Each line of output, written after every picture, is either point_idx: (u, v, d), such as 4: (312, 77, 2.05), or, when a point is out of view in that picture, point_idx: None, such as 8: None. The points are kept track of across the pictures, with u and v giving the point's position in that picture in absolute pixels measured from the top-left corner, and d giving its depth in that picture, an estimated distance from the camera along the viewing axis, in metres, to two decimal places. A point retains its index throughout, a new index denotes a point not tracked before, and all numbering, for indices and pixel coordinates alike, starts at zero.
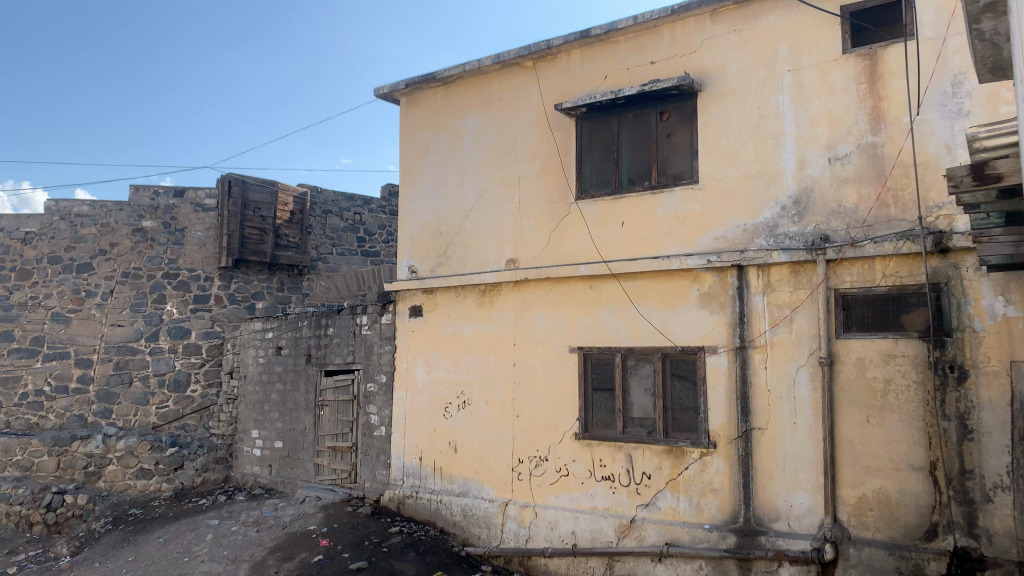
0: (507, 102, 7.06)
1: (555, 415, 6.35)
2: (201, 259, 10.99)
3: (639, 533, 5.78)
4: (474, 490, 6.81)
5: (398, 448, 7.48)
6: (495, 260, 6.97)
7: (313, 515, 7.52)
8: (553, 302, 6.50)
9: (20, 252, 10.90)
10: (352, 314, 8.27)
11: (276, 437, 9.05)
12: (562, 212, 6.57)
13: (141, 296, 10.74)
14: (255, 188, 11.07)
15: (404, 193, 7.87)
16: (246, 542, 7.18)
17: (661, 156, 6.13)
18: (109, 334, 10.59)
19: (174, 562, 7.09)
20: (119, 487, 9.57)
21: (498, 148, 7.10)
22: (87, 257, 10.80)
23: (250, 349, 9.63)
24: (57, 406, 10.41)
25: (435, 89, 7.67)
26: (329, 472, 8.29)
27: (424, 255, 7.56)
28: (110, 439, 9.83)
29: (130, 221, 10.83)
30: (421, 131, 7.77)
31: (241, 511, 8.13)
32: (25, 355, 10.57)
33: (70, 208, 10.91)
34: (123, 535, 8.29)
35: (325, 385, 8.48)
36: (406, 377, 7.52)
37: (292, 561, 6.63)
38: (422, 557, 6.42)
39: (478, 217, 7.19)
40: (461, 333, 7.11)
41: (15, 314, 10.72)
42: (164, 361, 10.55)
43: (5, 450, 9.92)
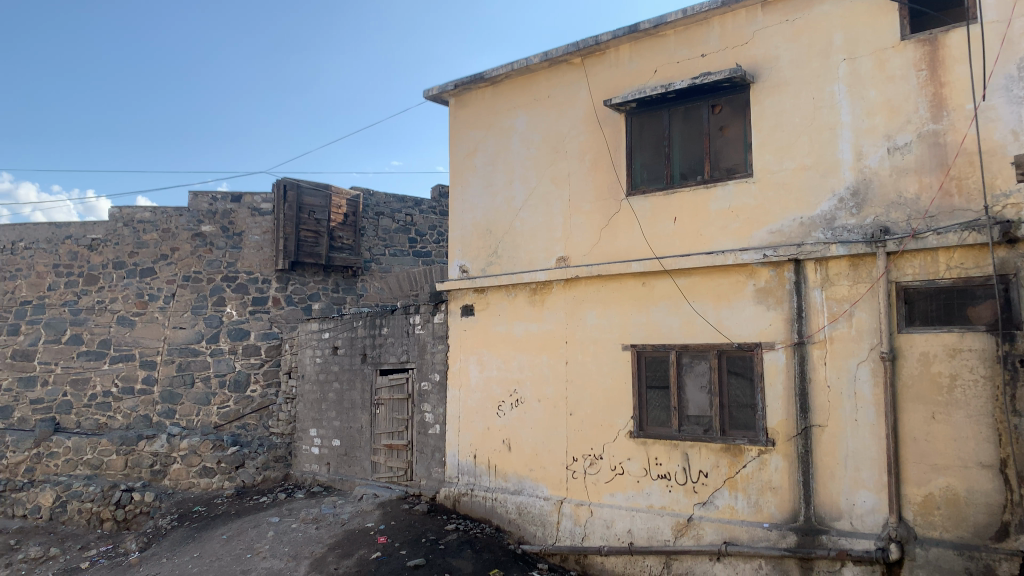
0: (556, 99, 7.05)
1: (609, 414, 6.32)
2: (258, 262, 11.23)
3: (697, 531, 5.72)
4: (529, 488, 6.82)
5: (452, 446, 7.54)
6: (546, 258, 6.96)
7: (370, 513, 7.63)
8: (605, 300, 6.46)
9: (87, 258, 11.28)
10: (405, 314, 8.36)
11: (333, 436, 9.19)
12: (613, 209, 6.53)
13: (202, 299, 11.06)
14: (309, 191, 11.27)
15: (454, 193, 7.92)
16: (307, 539, 7.32)
17: (714, 150, 6.05)
18: (172, 336, 10.92)
19: (237, 558, 7.27)
20: (184, 485, 9.85)
21: (547, 147, 7.10)
22: (150, 262, 11.16)
23: (307, 349, 9.81)
24: (123, 407, 10.75)
25: (483, 88, 7.70)
26: (385, 470, 8.40)
27: (474, 255, 7.60)
28: (175, 438, 10.13)
29: (189, 226, 11.17)
30: (470, 131, 7.82)
31: (301, 509, 8.28)
32: (93, 357, 10.94)
33: (133, 215, 11.26)
34: (188, 532, 8.53)
35: (381, 384, 8.60)
36: (459, 375, 7.57)
37: (351, 557, 6.74)
38: (479, 555, 6.45)
39: (528, 216, 7.19)
40: (512, 331, 7.12)
41: (84, 318, 11.10)
42: (224, 362, 10.82)
43: (76, 449, 10.31)
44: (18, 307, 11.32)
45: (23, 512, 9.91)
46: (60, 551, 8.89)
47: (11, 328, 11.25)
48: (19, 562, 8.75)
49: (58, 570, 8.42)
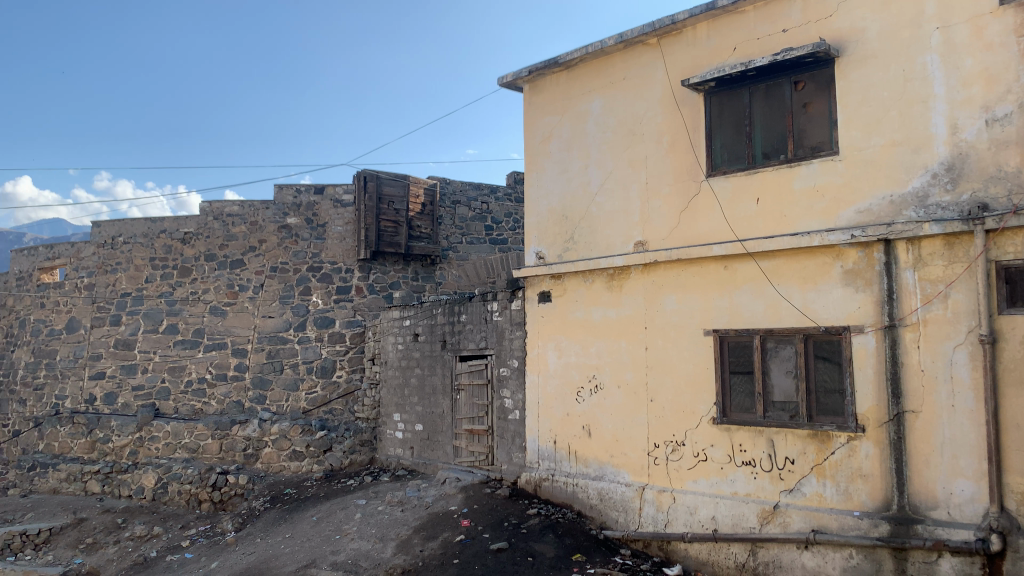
0: (631, 81, 6.96)
1: (691, 400, 6.23)
2: (341, 253, 11.52)
3: (784, 519, 5.61)
4: (610, 474, 6.80)
5: (533, 432, 7.58)
6: (623, 244, 6.90)
7: (453, 496, 7.76)
8: (685, 284, 6.36)
9: (180, 251, 11.79)
10: (483, 301, 8.44)
11: (416, 421, 9.37)
12: (692, 191, 6.42)
13: (289, 289, 11.41)
14: (389, 182, 11.46)
15: (530, 180, 7.93)
16: (393, 522, 7.50)
17: (797, 127, 5.86)
18: (261, 324, 11.33)
19: (327, 539, 7.51)
20: (275, 468, 10.22)
21: (624, 130, 7.02)
22: (239, 254, 11.59)
23: (390, 336, 10.02)
24: (217, 393, 11.21)
25: (557, 73, 7.67)
26: (467, 454, 8.51)
27: (551, 241, 7.59)
28: (265, 424, 10.52)
29: (276, 219, 11.53)
30: (544, 117, 7.81)
31: (386, 492, 8.49)
32: (188, 346, 11.45)
33: (222, 209, 11.69)
34: (280, 513, 8.86)
35: (460, 369, 8.72)
36: (538, 361, 7.60)
37: (435, 540, 6.88)
38: (561, 540, 6.49)
39: (605, 200, 7.14)
40: (590, 317, 7.09)
41: (179, 308, 11.63)
42: (312, 350, 11.15)
43: (175, 433, 10.84)
44: (118, 299, 11.96)
45: (128, 492, 10.49)
46: (163, 529, 9.38)
47: (113, 318, 11.92)
48: (126, 540, 9.28)
49: (162, 548, 8.89)
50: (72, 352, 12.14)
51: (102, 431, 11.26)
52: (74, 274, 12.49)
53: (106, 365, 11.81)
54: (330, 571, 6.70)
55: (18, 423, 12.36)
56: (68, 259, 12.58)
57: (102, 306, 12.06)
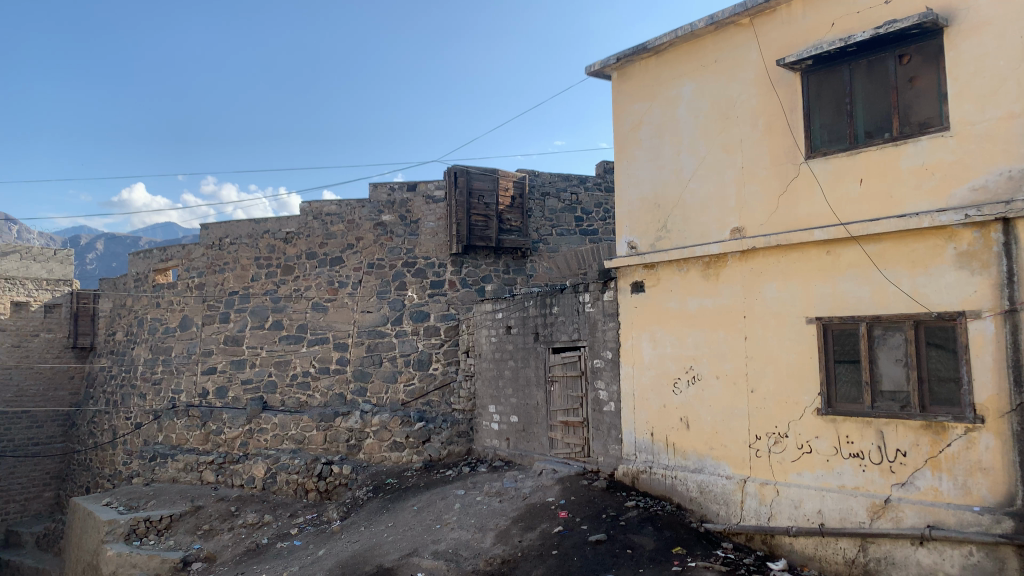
0: (723, 64, 6.78)
1: (794, 390, 6.04)
2: (434, 248, 11.63)
3: (896, 514, 5.38)
4: (710, 467, 6.67)
5: (629, 424, 7.51)
6: (719, 231, 6.73)
7: (550, 488, 7.78)
8: (785, 271, 6.16)
9: (283, 251, 12.30)
10: (575, 293, 8.42)
11: (511, 412, 9.43)
12: (791, 174, 6.21)
13: (386, 284, 11.67)
14: (479, 176, 11.57)
15: (620, 169, 7.84)
16: (491, 512, 7.59)
17: (903, 103, 5.58)
18: (360, 319, 11.63)
19: (428, 528, 7.68)
20: (376, 458, 10.48)
21: (717, 113, 6.85)
22: (337, 251, 11.95)
23: (483, 329, 10.13)
24: (321, 386, 11.59)
25: (646, 59, 7.55)
26: (563, 446, 8.52)
27: (643, 230, 7.49)
28: (367, 415, 10.82)
29: (372, 217, 11.83)
30: (633, 104, 7.70)
31: (484, 482, 8.59)
32: (293, 341, 11.93)
33: (320, 208, 12.09)
34: (382, 502, 9.12)
35: (554, 361, 8.73)
36: (633, 352, 7.52)
37: (534, 531, 6.92)
38: (660, 532, 6.42)
39: (699, 187, 6.99)
40: (686, 307, 6.96)
41: (283, 305, 12.12)
42: (409, 343, 11.31)
43: (282, 425, 11.27)
44: (227, 297, 12.60)
45: (240, 482, 11.02)
46: (273, 517, 9.80)
47: (223, 316, 12.57)
48: (240, 527, 9.74)
49: (273, 535, 9.31)
50: (186, 348, 12.83)
51: (215, 423, 11.87)
52: (186, 275, 13.21)
53: (217, 360, 12.43)
54: (432, 560, 6.84)
55: (139, 415, 13.15)
56: (180, 260, 13.31)
57: (212, 304, 12.74)
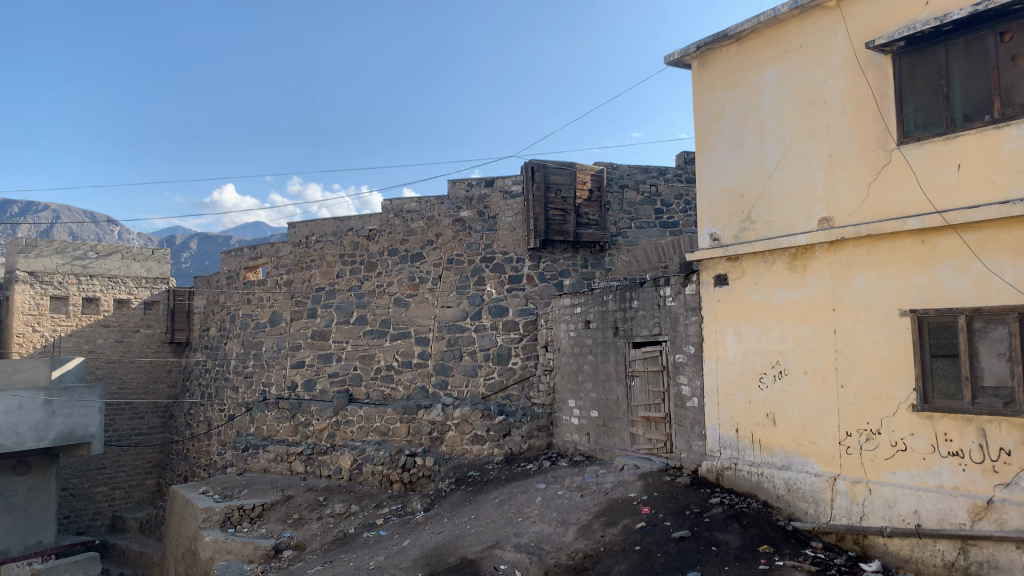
0: (809, 49, 6.57)
1: (887, 385, 5.82)
2: (512, 243, 11.60)
3: (999, 516, 5.12)
4: (798, 464, 6.49)
5: (713, 419, 7.38)
6: (806, 221, 6.53)
7: (632, 483, 7.71)
8: (876, 262, 5.93)
9: (366, 248, 12.61)
10: (656, 286, 8.33)
11: (592, 407, 9.38)
12: (882, 161, 5.97)
13: (465, 280, 11.75)
14: (556, 170, 11.41)
15: (702, 159, 7.70)
16: (573, 506, 7.59)
17: (1005, 84, 5.30)
18: (441, 314, 11.77)
19: (510, 520, 7.74)
20: (458, 450, 10.60)
21: (802, 100, 6.64)
22: (418, 248, 12.15)
23: (562, 324, 10.12)
24: (404, 379, 11.80)
25: (727, 46, 7.40)
26: (645, 442, 8.42)
27: (726, 221, 7.34)
28: (448, 408, 10.95)
29: (450, 213, 11.95)
30: (715, 93, 7.55)
31: (565, 477, 8.59)
32: (377, 335, 12.20)
33: (402, 206, 12.33)
34: (465, 495, 9.24)
35: (634, 356, 8.66)
36: (716, 347, 7.38)
37: (616, 526, 6.89)
38: (746, 530, 6.28)
39: (784, 176, 6.80)
40: (772, 300, 6.79)
41: (367, 301, 12.42)
42: (488, 337, 11.35)
43: (367, 417, 11.57)
44: (314, 293, 13.02)
45: (328, 472, 11.37)
46: (359, 507, 10.05)
47: (310, 311, 12.98)
48: (328, 516, 10.03)
49: (359, 525, 9.56)
50: (276, 343, 13.30)
51: (303, 415, 12.28)
52: (275, 272, 13.67)
53: (305, 354, 12.84)
54: (514, 552, 6.89)
55: (232, 407, 13.69)
56: (269, 258, 13.79)
57: (300, 300, 13.17)
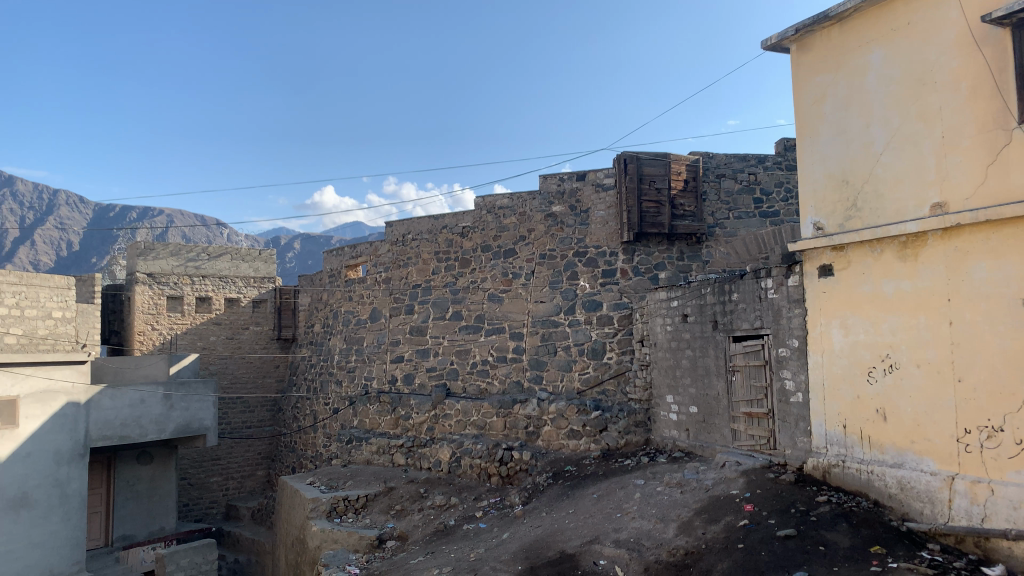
0: (918, 27, 6.25)
1: (1011, 380, 5.48)
2: (605, 236, 11.49)
3: None
4: (911, 462, 6.20)
5: (819, 415, 7.13)
6: (917, 207, 6.22)
7: (735, 480, 7.54)
8: (996, 249, 5.58)
9: (460, 244, 12.79)
10: (756, 279, 8.11)
11: (691, 403, 9.21)
12: (1001, 142, 5.61)
13: (558, 274, 11.74)
14: (649, 162, 11.22)
15: (803, 146, 7.45)
16: (673, 503, 7.48)
17: None
18: (535, 309, 11.81)
19: (609, 516, 7.70)
20: (555, 445, 10.63)
21: (911, 81, 6.32)
22: (511, 243, 12.23)
23: (658, 318, 9.99)
24: (499, 373, 11.91)
25: (829, 28, 7.12)
26: (747, 438, 8.21)
27: (830, 210, 7.08)
28: (544, 403, 10.99)
29: (542, 208, 11.97)
30: (816, 77, 7.28)
31: (664, 473, 8.48)
32: (472, 331, 12.36)
33: (494, 202, 12.45)
34: (563, 489, 9.26)
35: (735, 350, 8.45)
36: (821, 340, 7.13)
37: (718, 523, 6.75)
38: (856, 530, 6.04)
39: (892, 161, 6.49)
40: (880, 291, 6.50)
41: (462, 296, 12.61)
42: (582, 332, 11.31)
43: (465, 411, 11.74)
44: (411, 290, 13.31)
45: (428, 465, 11.63)
46: (459, 500, 10.23)
47: (408, 307, 13.27)
48: (429, 508, 10.25)
49: (459, 517, 9.74)
50: (376, 338, 13.67)
51: (404, 409, 12.60)
52: (374, 270, 14.06)
53: (403, 349, 13.15)
54: (614, 548, 6.85)
55: (336, 401, 14.16)
56: (368, 256, 14.18)
57: (398, 297, 13.49)
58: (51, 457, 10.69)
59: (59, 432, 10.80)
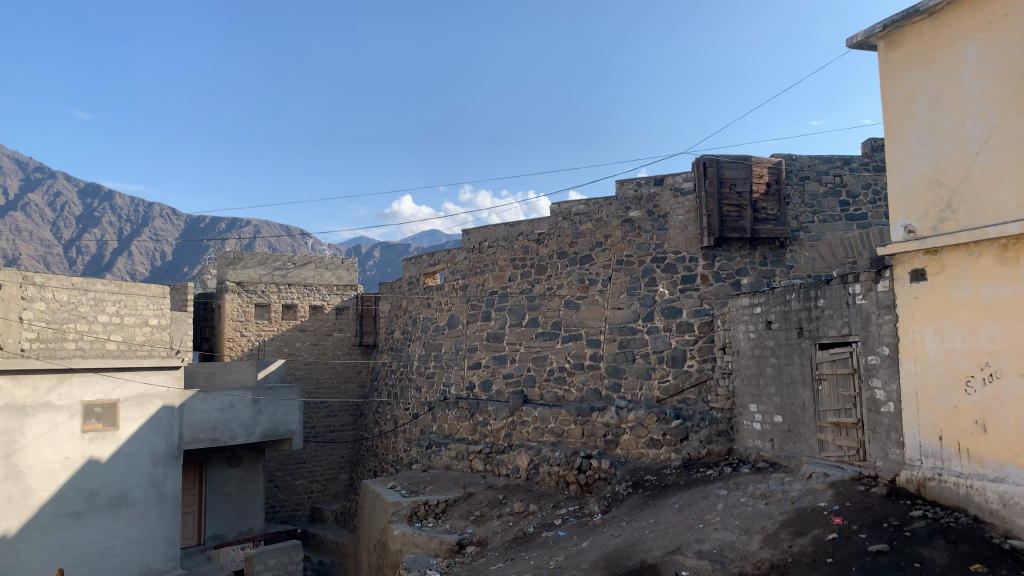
0: (1016, 18, 5.97)
1: None
2: (684, 242, 11.32)
3: None
4: (1014, 476, 5.87)
5: (913, 426, 6.84)
6: (1019, 208, 5.91)
7: (822, 492, 7.30)
8: None
9: (536, 251, 12.82)
10: (844, 284, 7.86)
11: (775, 412, 8.97)
12: None
13: (635, 281, 11.63)
14: (730, 165, 10.98)
15: (893, 146, 7.19)
16: (757, 514, 7.29)
17: None
18: (612, 316, 11.73)
19: (691, 526, 7.57)
20: (634, 454, 10.51)
21: (1010, 75, 6.03)
22: (587, 250, 12.19)
23: (741, 324, 9.78)
24: (576, 381, 11.87)
25: (919, 23, 6.85)
26: (834, 449, 7.94)
27: (923, 212, 6.80)
28: (622, 411, 10.89)
29: (619, 214, 11.88)
30: (906, 74, 7.01)
31: (748, 484, 8.28)
32: (549, 337, 12.36)
33: (570, 209, 12.44)
34: (643, 499, 9.16)
35: (822, 358, 8.19)
36: (914, 348, 6.85)
37: (805, 536, 6.55)
38: (954, 547, 5.76)
39: (990, 159, 6.20)
40: (978, 296, 6.20)
41: (539, 303, 12.63)
42: (661, 339, 11.16)
43: (542, 418, 11.75)
44: (487, 296, 13.41)
45: (507, 471, 11.68)
46: (538, 507, 10.23)
47: (485, 314, 13.37)
48: (508, 515, 10.29)
49: (538, 524, 9.75)
50: (454, 345, 13.82)
51: (482, 415, 12.69)
52: (451, 277, 14.22)
53: (481, 356, 13.25)
54: (696, 559, 6.74)
55: (416, 406, 14.38)
56: (446, 264, 14.36)
57: (475, 304, 13.61)
58: (148, 458, 11.19)
59: (155, 434, 11.30)
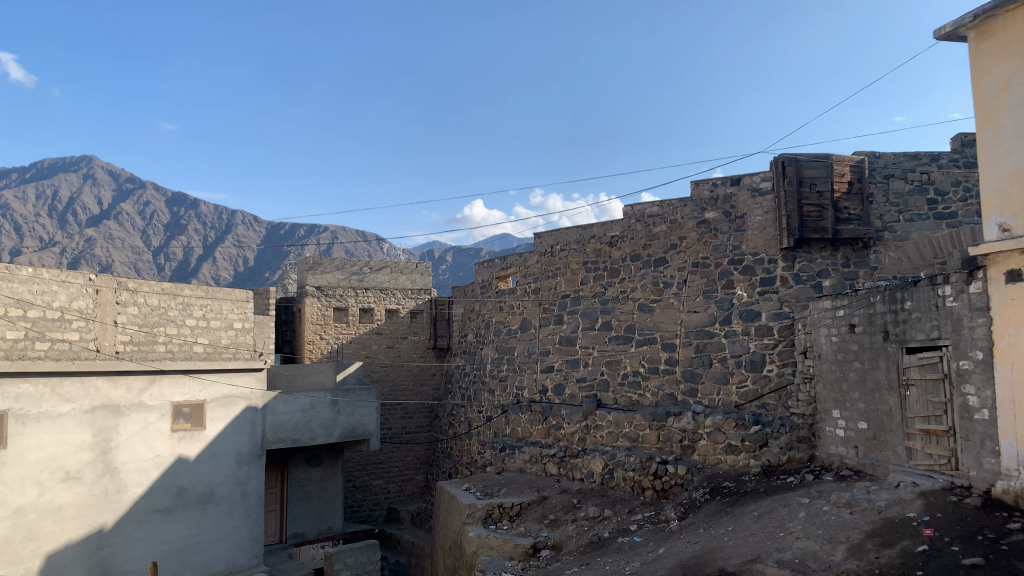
0: None
1: None
2: (763, 243, 11.05)
3: None
4: None
5: (1009, 434, 6.51)
6: None
7: (911, 502, 7.01)
8: None
9: (609, 254, 12.74)
10: (932, 286, 7.56)
11: (860, 418, 8.67)
12: None
13: (712, 283, 11.43)
14: (809, 163, 10.69)
15: (985, 140, 6.87)
16: (842, 524, 7.06)
17: None
18: (688, 320, 11.55)
19: (772, 535, 7.38)
20: (711, 460, 10.32)
21: None
22: (661, 252, 12.05)
23: (822, 328, 9.51)
24: (651, 386, 11.74)
25: (1013, 11, 6.54)
26: (924, 457, 7.62)
27: (1019, 208, 6.48)
28: (699, 416, 10.72)
29: (695, 215, 11.70)
30: (999, 65, 6.70)
31: (831, 492, 8.02)
32: (623, 341, 12.27)
33: (643, 211, 12.32)
34: (721, 506, 8.99)
35: (909, 363, 7.88)
36: (1010, 352, 6.52)
37: (893, 548, 6.30)
38: None
39: None
40: None
41: (612, 307, 12.54)
42: (739, 343, 10.93)
43: (617, 422, 11.67)
44: (560, 300, 13.39)
45: (581, 475, 11.64)
46: (613, 512, 10.16)
47: (557, 317, 13.36)
48: (583, 519, 10.24)
49: (613, 529, 9.67)
50: (527, 348, 13.85)
51: (555, 419, 12.69)
52: (524, 281, 14.24)
53: (554, 359, 13.24)
54: (777, 568, 6.56)
55: (490, 409, 14.47)
56: (518, 268, 14.41)
57: (547, 307, 13.60)
58: (233, 457, 11.60)
59: (239, 434, 11.71)
